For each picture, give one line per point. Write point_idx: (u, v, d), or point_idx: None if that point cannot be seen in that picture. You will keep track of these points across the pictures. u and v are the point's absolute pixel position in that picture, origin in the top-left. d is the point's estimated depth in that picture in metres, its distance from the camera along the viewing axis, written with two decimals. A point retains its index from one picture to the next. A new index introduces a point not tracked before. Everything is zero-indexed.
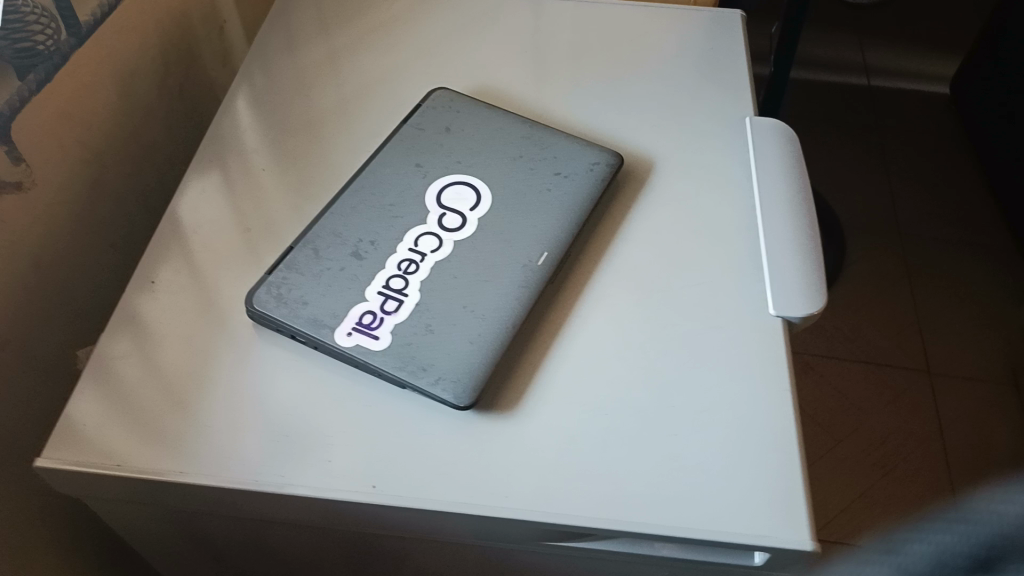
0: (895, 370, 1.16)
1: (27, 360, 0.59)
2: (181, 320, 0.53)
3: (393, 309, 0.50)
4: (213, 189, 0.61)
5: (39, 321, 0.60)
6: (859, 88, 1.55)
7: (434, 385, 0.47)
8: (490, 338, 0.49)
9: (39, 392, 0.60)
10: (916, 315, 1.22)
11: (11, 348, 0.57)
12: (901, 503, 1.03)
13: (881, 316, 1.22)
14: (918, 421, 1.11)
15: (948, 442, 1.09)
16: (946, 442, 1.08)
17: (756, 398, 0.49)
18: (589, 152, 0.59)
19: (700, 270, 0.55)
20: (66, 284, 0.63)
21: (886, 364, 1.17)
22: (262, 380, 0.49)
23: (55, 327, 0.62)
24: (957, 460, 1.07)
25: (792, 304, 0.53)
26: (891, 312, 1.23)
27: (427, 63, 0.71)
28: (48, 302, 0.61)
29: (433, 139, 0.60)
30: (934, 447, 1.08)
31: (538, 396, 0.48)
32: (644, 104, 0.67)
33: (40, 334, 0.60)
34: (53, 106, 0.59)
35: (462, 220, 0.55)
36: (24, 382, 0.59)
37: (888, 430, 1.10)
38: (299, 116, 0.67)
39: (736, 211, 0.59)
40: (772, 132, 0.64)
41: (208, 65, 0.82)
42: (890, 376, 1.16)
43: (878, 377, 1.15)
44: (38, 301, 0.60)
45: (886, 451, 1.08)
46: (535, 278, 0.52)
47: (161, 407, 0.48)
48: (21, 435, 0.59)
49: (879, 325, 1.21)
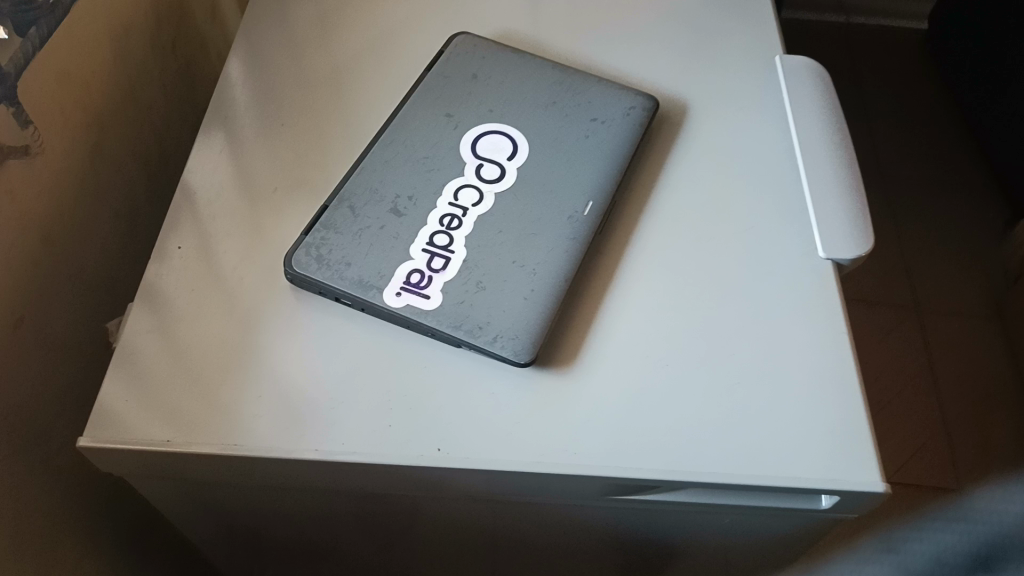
0: (888, 309, 1.19)
1: (42, 337, 0.56)
2: (215, 288, 0.50)
3: (441, 267, 0.48)
4: (230, 150, 0.58)
5: (51, 294, 0.57)
6: (838, 29, 1.54)
7: (493, 344, 0.45)
8: (545, 293, 0.47)
9: (54, 369, 0.58)
10: (903, 252, 1.25)
11: (26, 326, 0.54)
12: (895, 443, 1.06)
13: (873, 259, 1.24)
14: (913, 358, 1.14)
15: (938, 368, 1.13)
16: (935, 369, 1.12)
17: (818, 341, 0.49)
18: (624, 96, 0.57)
19: (747, 215, 0.54)
20: (73, 253, 0.60)
21: (878, 301, 1.20)
22: (311, 347, 0.47)
23: (66, 301, 0.59)
24: (948, 385, 1.11)
25: (841, 245, 0.52)
26: (883, 254, 1.24)
27: (439, 9, 0.68)
28: (58, 273, 0.58)
29: (461, 87, 0.57)
30: (926, 377, 1.12)
31: (597, 351, 0.47)
32: (669, 44, 0.65)
33: (53, 308, 0.57)
34: (51, 68, 0.55)
35: (501, 171, 0.52)
36: (40, 359, 0.56)
37: (884, 369, 1.13)
38: (313, 70, 0.64)
39: (777, 155, 0.58)
40: (803, 70, 0.62)
41: (199, 17, 0.78)
42: (883, 312, 1.18)
43: (871, 315, 1.18)
44: (48, 274, 0.57)
45: (883, 390, 1.11)
46: (583, 230, 0.50)
47: (208, 378, 0.46)
48: (39, 415, 0.56)
49: (870, 265, 1.23)
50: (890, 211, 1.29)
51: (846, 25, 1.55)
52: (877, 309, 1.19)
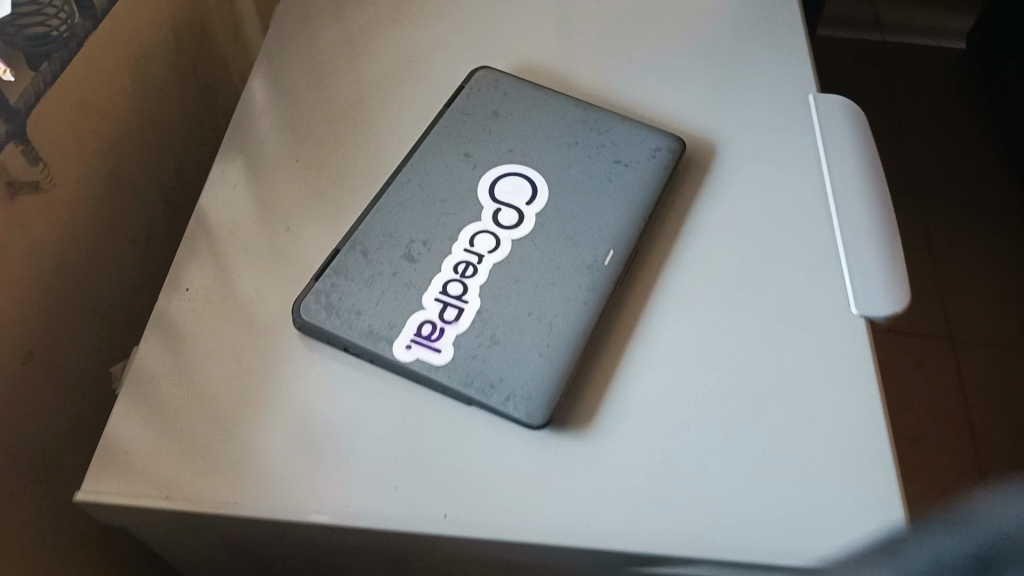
0: (919, 339, 1.15)
1: (52, 373, 0.55)
2: (223, 332, 0.49)
3: (454, 318, 0.46)
4: (244, 183, 0.56)
5: (61, 329, 0.56)
6: (873, 47, 1.49)
7: (505, 404, 0.44)
8: (562, 348, 0.45)
9: (72, 403, 0.57)
10: (937, 282, 1.20)
11: (35, 362, 0.53)
12: (919, 476, 1.03)
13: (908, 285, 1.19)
14: (944, 390, 1.10)
15: (970, 401, 1.09)
16: (967, 402, 1.09)
17: (854, 404, 0.46)
18: (650, 136, 0.55)
19: (777, 265, 0.52)
20: (87, 286, 0.58)
21: (908, 331, 1.16)
22: (318, 399, 0.46)
23: (81, 333, 0.58)
24: (980, 418, 1.07)
25: (874, 302, 0.50)
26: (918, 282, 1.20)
27: (461, 37, 0.66)
28: (70, 306, 0.57)
29: (481, 124, 0.55)
30: (958, 411, 1.08)
31: (615, 411, 0.45)
32: (700, 77, 0.62)
33: (65, 343, 0.56)
34: (66, 99, 0.54)
35: (519, 216, 0.51)
36: (48, 395, 0.55)
37: (915, 401, 1.09)
38: (330, 100, 0.62)
39: (810, 198, 0.55)
40: (838, 110, 0.59)
41: (219, 38, 0.77)
42: (913, 342, 1.15)
43: (900, 346, 1.14)
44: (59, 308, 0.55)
45: (913, 423, 1.07)
46: (604, 281, 0.48)
47: (210, 430, 0.45)
48: (50, 450, 0.55)
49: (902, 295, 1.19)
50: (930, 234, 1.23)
51: (881, 42, 1.50)
52: (907, 339, 1.15)
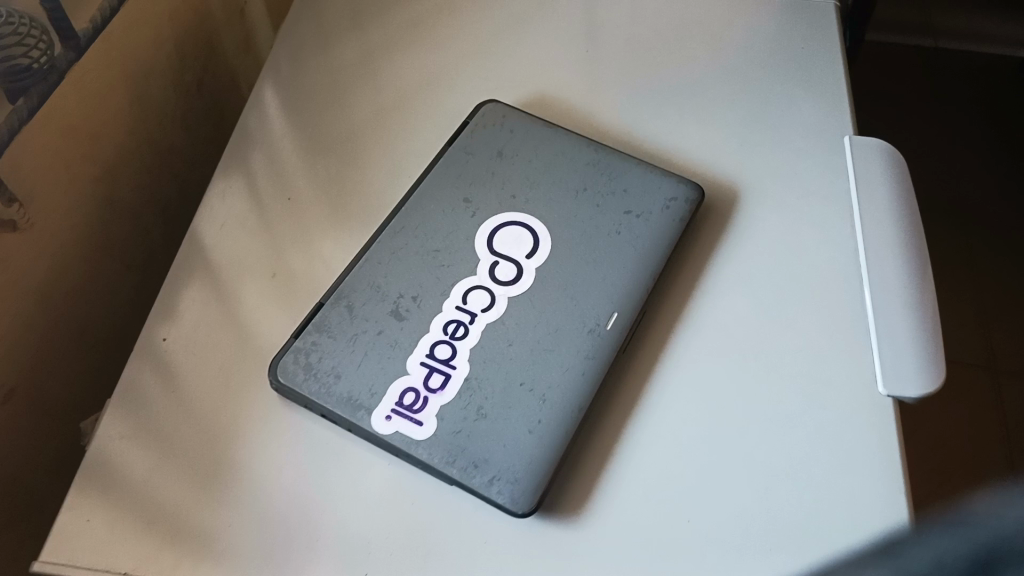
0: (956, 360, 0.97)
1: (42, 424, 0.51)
2: (199, 388, 0.46)
3: (439, 386, 0.43)
4: (233, 219, 0.53)
5: (53, 377, 0.51)
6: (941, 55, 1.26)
7: (488, 487, 0.40)
8: (554, 426, 0.42)
9: (58, 451, 0.53)
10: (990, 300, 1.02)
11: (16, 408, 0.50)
12: (920, 495, 0.88)
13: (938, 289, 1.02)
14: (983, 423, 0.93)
15: (1013, 436, 0.91)
16: (1010, 436, 0.91)
17: (879, 498, 0.41)
18: (665, 184, 0.51)
19: (803, 332, 0.47)
20: (82, 328, 0.54)
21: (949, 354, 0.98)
22: (292, 469, 0.43)
23: (68, 377, 0.53)
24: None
25: (904, 379, 0.44)
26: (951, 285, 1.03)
27: (472, 64, 0.62)
28: (66, 351, 0.53)
29: (484, 166, 0.52)
30: (997, 447, 0.91)
31: (610, 497, 0.41)
32: (724, 115, 0.57)
33: (58, 389, 0.52)
34: (55, 127, 0.49)
35: (518, 270, 0.47)
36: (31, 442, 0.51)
37: (946, 434, 0.92)
38: (331, 129, 0.58)
39: (839, 256, 0.50)
40: (876, 154, 0.54)
41: (229, 55, 0.71)
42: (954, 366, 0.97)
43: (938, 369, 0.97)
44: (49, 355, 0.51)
45: (940, 458, 0.90)
46: (604, 348, 0.44)
47: (177, 499, 0.42)
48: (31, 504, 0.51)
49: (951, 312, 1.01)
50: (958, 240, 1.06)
51: (935, 51, 1.26)
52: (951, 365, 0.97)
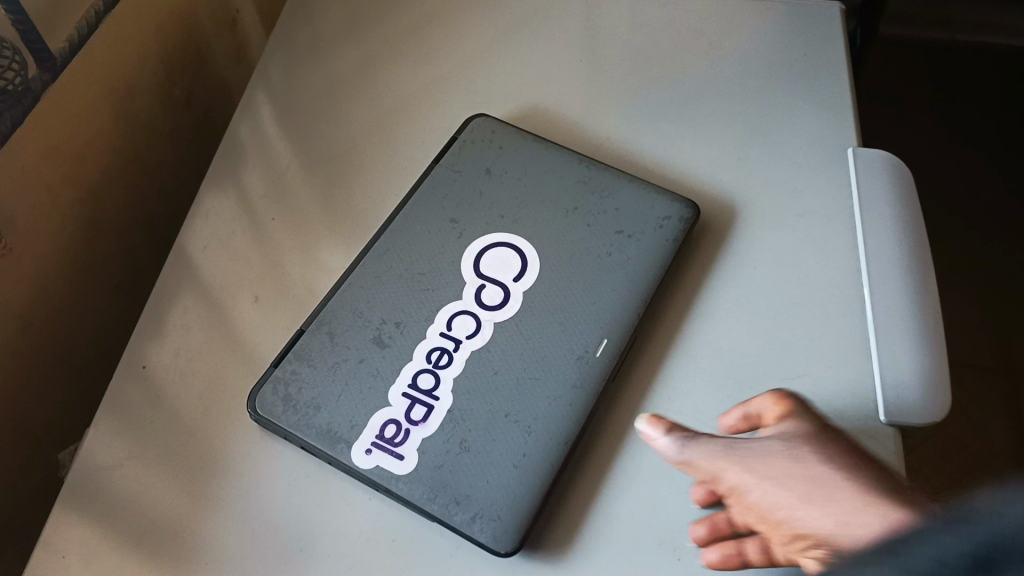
0: (971, 365, 0.93)
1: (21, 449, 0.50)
2: (177, 417, 0.44)
3: (421, 418, 0.41)
4: (215, 239, 0.52)
5: (33, 402, 0.50)
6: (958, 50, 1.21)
7: (469, 524, 0.39)
8: (539, 460, 0.40)
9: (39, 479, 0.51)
10: (1007, 303, 0.98)
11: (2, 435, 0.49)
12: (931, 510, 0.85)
13: (949, 295, 0.98)
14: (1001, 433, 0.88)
15: None
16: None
17: None
18: (658, 202, 0.49)
19: (800, 359, 0.45)
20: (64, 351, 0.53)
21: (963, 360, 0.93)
22: (270, 504, 0.41)
23: (47, 400, 0.52)
24: None
25: (907, 407, 0.42)
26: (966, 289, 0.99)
27: (464, 77, 0.60)
28: (45, 376, 0.51)
29: (472, 184, 0.50)
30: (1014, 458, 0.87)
31: (597, 534, 0.40)
32: (722, 128, 0.55)
33: (39, 415, 0.51)
34: (31, 147, 0.48)
35: (505, 294, 0.45)
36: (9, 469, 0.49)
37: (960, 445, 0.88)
38: (318, 144, 0.57)
39: (840, 276, 0.48)
40: (881, 169, 0.52)
41: (219, 65, 0.69)
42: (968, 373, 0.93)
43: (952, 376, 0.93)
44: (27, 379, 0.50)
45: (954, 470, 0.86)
46: (593, 378, 0.43)
47: (152, 536, 0.41)
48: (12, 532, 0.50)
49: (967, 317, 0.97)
50: (971, 245, 1.02)
51: (952, 45, 1.21)
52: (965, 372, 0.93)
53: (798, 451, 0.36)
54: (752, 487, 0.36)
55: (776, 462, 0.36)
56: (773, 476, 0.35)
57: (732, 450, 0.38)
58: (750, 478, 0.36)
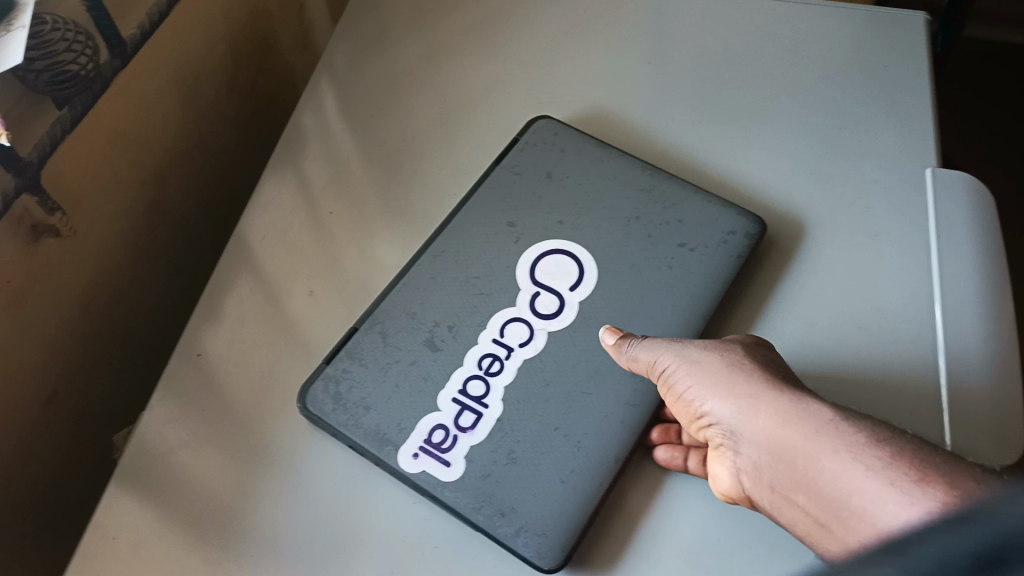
0: None
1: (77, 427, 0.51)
2: (228, 407, 0.45)
3: (470, 425, 0.41)
4: (272, 229, 0.52)
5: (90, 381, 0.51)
6: None
7: (514, 537, 0.38)
8: (588, 476, 0.39)
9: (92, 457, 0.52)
10: None
11: (61, 413, 0.49)
12: None
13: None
14: None
15: None
16: None
17: None
18: (724, 216, 0.48)
19: (865, 385, 0.43)
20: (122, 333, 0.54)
21: None
22: (315, 501, 0.41)
23: (102, 380, 0.52)
24: None
25: (978, 442, 0.40)
26: None
27: (530, 75, 0.59)
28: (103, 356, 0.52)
29: (532, 188, 0.50)
30: None
31: (644, 557, 0.38)
32: (793, 139, 0.53)
33: (95, 394, 0.52)
34: (100, 131, 0.48)
35: (560, 303, 0.45)
36: (65, 446, 0.50)
37: None
38: (379, 137, 0.57)
39: (913, 302, 0.46)
40: (962, 192, 0.49)
41: (285, 53, 0.69)
42: None
43: None
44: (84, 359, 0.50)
45: None
46: (646, 394, 0.42)
47: (199, 524, 0.41)
48: (65, 507, 0.51)
49: None
50: None
51: None
52: None
53: (729, 353, 0.39)
54: (689, 382, 0.39)
55: (712, 363, 0.38)
56: (707, 374, 0.38)
57: (671, 344, 0.40)
58: (688, 373, 0.39)
